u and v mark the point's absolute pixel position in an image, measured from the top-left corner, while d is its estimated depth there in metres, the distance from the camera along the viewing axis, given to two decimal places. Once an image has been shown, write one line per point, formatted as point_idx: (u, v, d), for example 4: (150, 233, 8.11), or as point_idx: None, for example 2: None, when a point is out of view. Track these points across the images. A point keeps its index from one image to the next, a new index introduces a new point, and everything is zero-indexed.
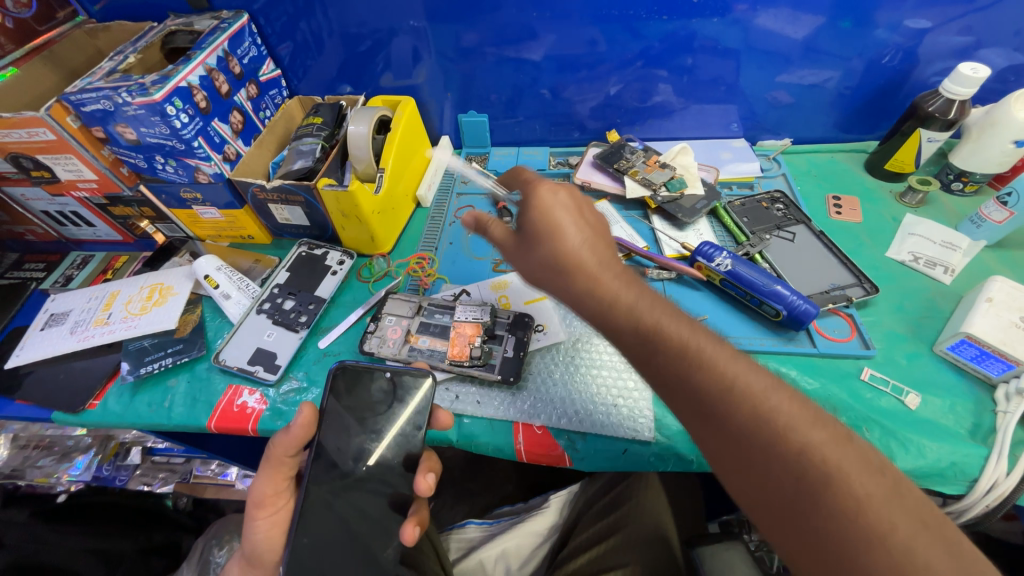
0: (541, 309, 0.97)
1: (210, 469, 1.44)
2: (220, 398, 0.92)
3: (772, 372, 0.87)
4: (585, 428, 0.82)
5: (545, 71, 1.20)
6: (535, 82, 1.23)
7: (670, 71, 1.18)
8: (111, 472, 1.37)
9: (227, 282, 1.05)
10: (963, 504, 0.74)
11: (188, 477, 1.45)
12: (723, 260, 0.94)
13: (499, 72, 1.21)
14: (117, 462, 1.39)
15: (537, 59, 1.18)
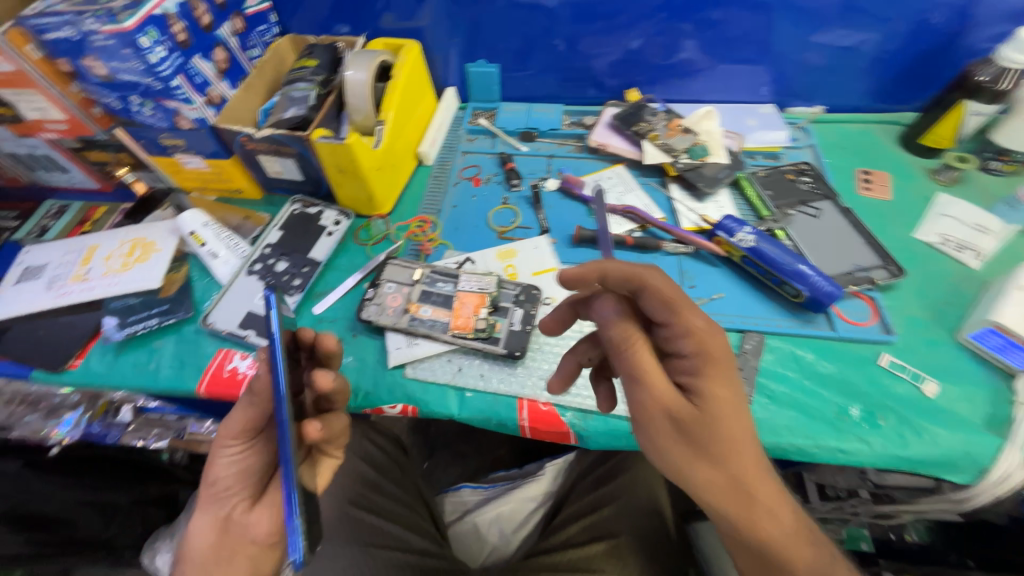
0: (549, 280, 0.92)
1: None
2: (210, 362, 0.87)
3: (789, 355, 0.84)
4: (593, 407, 0.79)
5: (560, 19, 1.09)
6: (548, 31, 1.12)
7: (695, 26, 1.08)
8: None
9: (215, 239, 0.98)
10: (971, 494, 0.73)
11: None
12: (745, 236, 0.89)
13: (511, 17, 1.10)
14: None
15: (551, 6, 1.07)
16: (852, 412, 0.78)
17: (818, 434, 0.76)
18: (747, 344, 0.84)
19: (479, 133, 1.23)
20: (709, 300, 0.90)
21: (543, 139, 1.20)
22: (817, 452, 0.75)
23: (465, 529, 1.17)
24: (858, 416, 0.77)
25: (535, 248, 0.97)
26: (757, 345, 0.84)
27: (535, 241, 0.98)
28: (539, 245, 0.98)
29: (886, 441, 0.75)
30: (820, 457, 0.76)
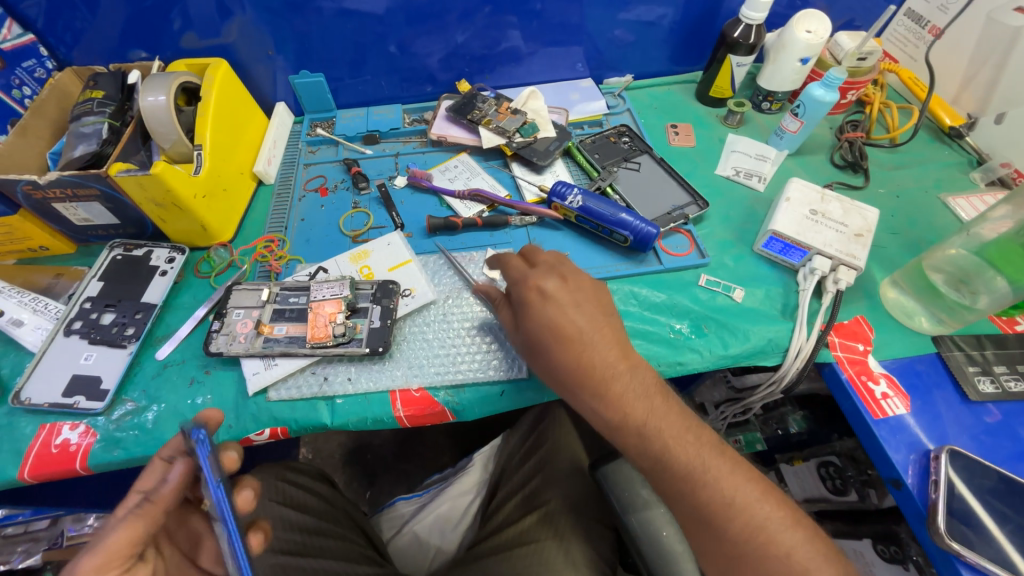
0: (406, 273, 0.93)
1: (85, 526, 1.17)
2: (31, 442, 0.76)
3: (628, 294, 0.94)
4: (463, 381, 0.82)
5: (390, 24, 1.11)
6: (381, 37, 1.13)
7: (520, 17, 1.15)
8: None
9: (16, 305, 0.86)
10: (781, 371, 0.88)
11: (58, 542, 1.16)
12: (574, 198, 0.98)
13: (336, 27, 1.09)
14: None
15: (379, 12, 1.08)
16: (684, 329, 0.90)
17: (658, 354, 0.87)
18: None
19: (321, 144, 1.21)
20: None
21: (387, 139, 1.21)
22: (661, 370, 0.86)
23: (407, 539, 1.31)
24: (688, 331, 0.90)
25: (388, 245, 0.97)
26: None
27: (388, 237, 0.98)
28: (392, 240, 0.98)
29: (711, 345, 0.88)
30: (666, 374, 0.87)
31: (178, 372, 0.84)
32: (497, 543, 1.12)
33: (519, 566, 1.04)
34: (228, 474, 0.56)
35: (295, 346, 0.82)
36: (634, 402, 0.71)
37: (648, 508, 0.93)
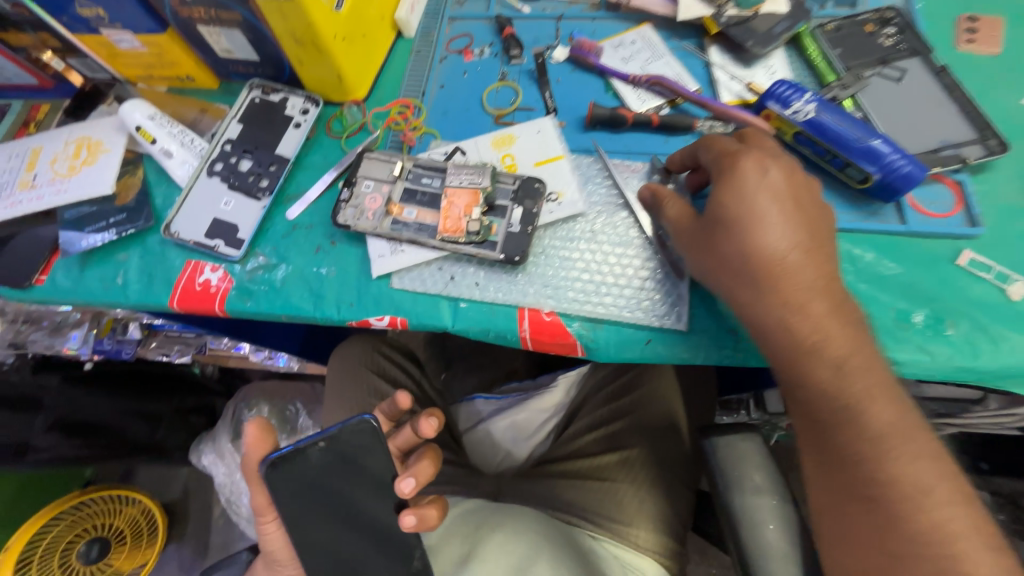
0: (555, 172, 0.76)
1: (224, 344, 1.32)
2: (179, 274, 0.79)
3: (843, 254, 0.70)
4: (603, 316, 0.68)
5: None
6: None
7: None
8: (114, 345, 1.24)
9: (166, 135, 0.85)
10: None
11: (204, 349, 1.34)
12: (804, 107, 0.70)
13: None
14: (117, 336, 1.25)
15: None
16: (916, 319, 0.65)
17: None
18: None
19: None
20: None
21: None
22: None
23: (479, 438, 1.16)
24: (923, 323, 0.65)
25: (537, 133, 0.79)
26: None
27: (538, 123, 0.80)
28: (543, 127, 0.80)
29: (954, 351, 0.63)
30: None
31: (306, 236, 0.80)
32: (566, 471, 1.03)
33: (585, 499, 0.97)
34: (316, 464, 0.69)
35: (428, 235, 0.73)
36: (856, 386, 0.54)
37: (762, 498, 0.74)
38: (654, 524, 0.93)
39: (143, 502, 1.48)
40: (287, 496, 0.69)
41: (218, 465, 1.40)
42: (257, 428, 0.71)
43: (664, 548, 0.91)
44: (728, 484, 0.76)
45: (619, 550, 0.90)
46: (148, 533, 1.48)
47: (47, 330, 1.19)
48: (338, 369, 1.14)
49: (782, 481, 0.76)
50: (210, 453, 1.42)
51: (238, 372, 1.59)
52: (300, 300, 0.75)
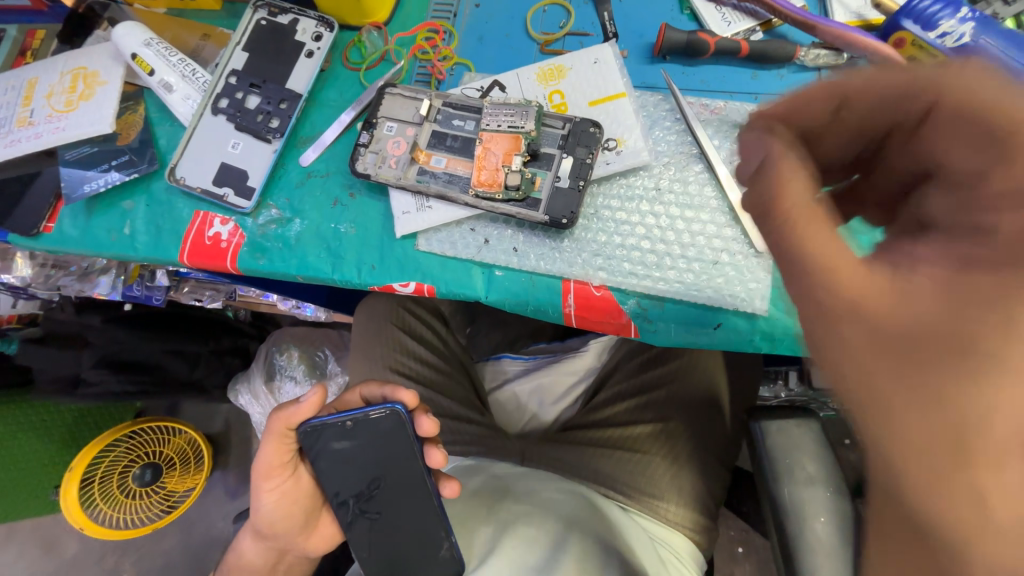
0: (614, 113, 0.62)
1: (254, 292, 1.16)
2: (188, 226, 0.72)
3: None
4: (664, 293, 0.58)
5: None
6: None
7: None
8: (144, 291, 1.08)
9: (165, 65, 0.75)
10: None
11: (234, 296, 1.16)
12: (956, 29, 0.52)
13: None
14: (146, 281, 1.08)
15: None
16: None
17: None
18: None
19: None
20: None
21: None
22: None
23: (501, 400, 1.00)
24: None
25: (594, 64, 0.64)
26: None
27: (595, 50, 0.65)
28: (602, 56, 0.64)
29: None
30: None
31: (322, 187, 0.70)
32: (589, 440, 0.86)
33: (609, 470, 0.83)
34: (348, 441, 0.65)
35: (464, 191, 0.62)
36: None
37: (816, 491, 0.60)
38: (688, 500, 0.81)
39: (189, 434, 1.31)
40: (330, 474, 0.66)
41: (258, 406, 1.26)
42: (315, 394, 0.64)
43: (696, 523, 0.81)
44: (774, 472, 0.62)
45: (645, 522, 0.80)
46: (197, 463, 1.32)
47: (76, 276, 1.04)
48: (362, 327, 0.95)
49: (836, 468, 0.62)
50: (248, 394, 1.27)
51: (270, 317, 1.38)
52: (317, 259, 0.67)
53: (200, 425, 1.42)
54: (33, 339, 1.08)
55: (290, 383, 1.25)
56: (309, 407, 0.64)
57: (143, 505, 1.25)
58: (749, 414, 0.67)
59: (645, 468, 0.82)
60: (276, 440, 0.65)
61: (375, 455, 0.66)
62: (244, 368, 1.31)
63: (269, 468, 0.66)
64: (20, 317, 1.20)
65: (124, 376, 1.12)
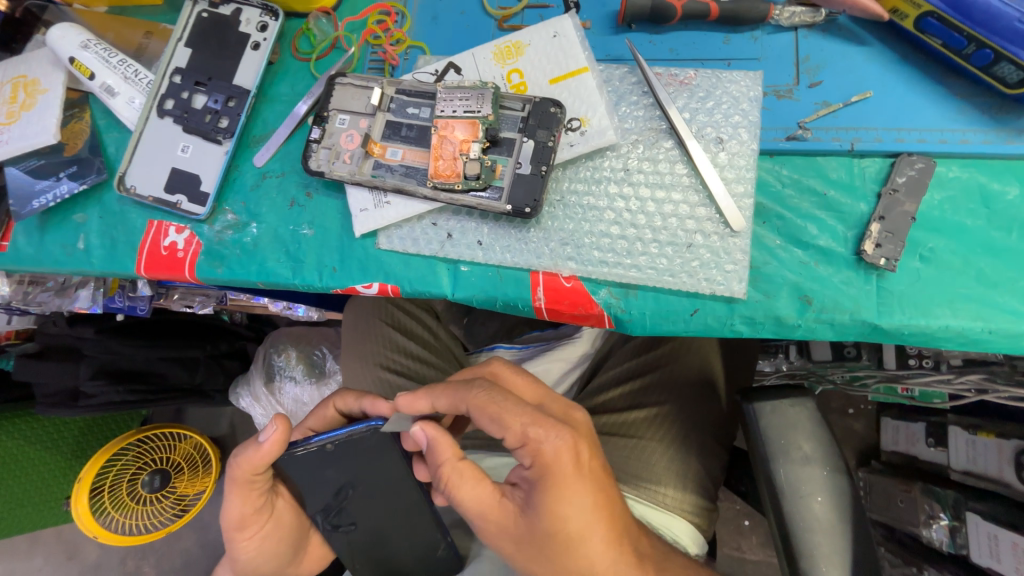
0: (577, 90, 0.58)
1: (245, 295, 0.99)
2: (143, 236, 0.69)
3: (973, 189, 0.51)
4: (636, 281, 0.55)
5: None
6: None
7: None
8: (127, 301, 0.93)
9: (106, 67, 0.70)
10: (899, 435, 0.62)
11: (226, 300, 1.03)
12: None
13: None
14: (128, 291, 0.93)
15: None
16: None
17: (997, 314, 0.49)
18: (898, 180, 0.52)
19: None
20: (841, 107, 0.55)
21: None
22: (989, 340, 0.49)
23: None
24: None
25: (553, 38, 0.60)
26: (919, 178, 0.51)
27: (555, 23, 0.60)
28: (561, 28, 0.59)
29: None
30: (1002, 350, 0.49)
31: (278, 188, 0.67)
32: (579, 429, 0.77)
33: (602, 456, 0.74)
34: (326, 464, 0.59)
35: (423, 184, 0.58)
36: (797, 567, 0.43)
37: (812, 470, 0.57)
38: (689, 484, 0.71)
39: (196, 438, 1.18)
40: (318, 493, 0.61)
41: (260, 409, 1.09)
42: (278, 432, 0.53)
43: (698, 507, 0.71)
44: (769, 452, 0.58)
45: (643, 510, 0.69)
46: (206, 465, 1.20)
47: (54, 291, 0.92)
48: (354, 330, 0.87)
49: (834, 447, 0.59)
50: (248, 397, 1.10)
51: (266, 318, 1.23)
52: (277, 264, 0.65)
53: (204, 430, 1.32)
54: (30, 355, 0.91)
55: (292, 384, 1.10)
56: (273, 449, 0.54)
57: (154, 509, 1.14)
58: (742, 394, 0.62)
59: (639, 453, 0.72)
60: (242, 487, 0.57)
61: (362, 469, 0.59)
62: (244, 371, 1.14)
63: (242, 518, 0.59)
64: (20, 331, 1.03)
65: (127, 387, 0.93)
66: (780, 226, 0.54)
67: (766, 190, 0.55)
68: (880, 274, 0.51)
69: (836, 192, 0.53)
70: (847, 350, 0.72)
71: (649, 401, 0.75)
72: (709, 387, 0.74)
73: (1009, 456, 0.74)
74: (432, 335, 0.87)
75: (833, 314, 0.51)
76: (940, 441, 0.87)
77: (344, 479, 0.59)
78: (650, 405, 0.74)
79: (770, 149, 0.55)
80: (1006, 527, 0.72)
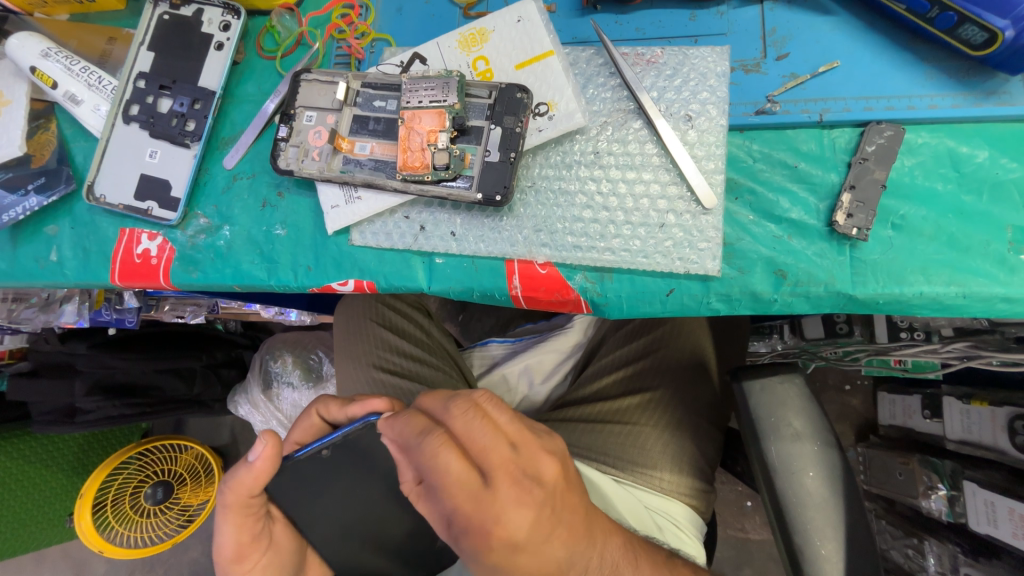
0: (542, 74, 0.57)
1: (235, 302, 1.01)
2: (115, 245, 0.68)
3: (943, 154, 0.51)
4: (610, 264, 0.54)
5: None
6: None
7: None
8: (115, 316, 0.92)
9: (68, 75, 0.69)
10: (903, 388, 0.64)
11: (216, 309, 1.02)
12: None
13: None
14: (116, 305, 0.92)
15: None
16: None
17: (972, 277, 0.48)
18: (868, 147, 0.51)
19: None
20: (808, 78, 0.54)
21: None
22: (963, 304, 0.49)
23: (491, 386, 0.86)
24: None
25: (517, 23, 0.58)
26: (889, 145, 0.51)
27: (518, 7, 0.59)
28: (526, 10, 0.58)
29: None
30: (978, 314, 0.49)
31: (249, 189, 0.66)
32: (575, 420, 0.76)
33: (598, 444, 0.73)
34: (319, 473, 0.58)
35: (400, 181, 0.57)
36: None
37: (803, 446, 0.57)
38: (684, 467, 0.71)
39: (198, 448, 1.18)
40: (306, 502, 0.59)
41: (258, 417, 1.08)
42: (269, 446, 0.52)
43: (693, 488, 0.71)
44: (760, 432, 0.58)
45: (641, 495, 0.69)
46: (210, 474, 1.19)
47: (39, 307, 0.89)
48: (347, 335, 0.85)
49: (825, 423, 0.59)
50: (247, 405, 1.09)
51: (262, 326, 1.23)
52: (252, 266, 0.64)
53: (206, 440, 1.32)
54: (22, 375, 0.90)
55: (289, 390, 1.08)
56: (266, 466, 0.52)
57: (158, 521, 1.13)
58: (732, 375, 0.61)
59: (636, 441, 0.71)
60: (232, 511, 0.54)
61: (353, 471, 0.58)
62: (242, 378, 1.13)
63: (238, 548, 0.55)
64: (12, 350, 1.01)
65: (123, 402, 0.93)
66: (753, 201, 0.54)
67: (736, 166, 0.54)
68: (854, 245, 0.51)
69: (806, 164, 0.53)
70: (839, 326, 0.71)
71: (646, 388, 0.74)
72: (704, 372, 0.74)
73: (1002, 423, 0.74)
74: (423, 333, 0.86)
75: (808, 287, 0.51)
76: (936, 413, 0.87)
77: (336, 483, 0.58)
78: (648, 392, 0.73)
79: (739, 124, 0.54)
80: (1002, 494, 0.72)
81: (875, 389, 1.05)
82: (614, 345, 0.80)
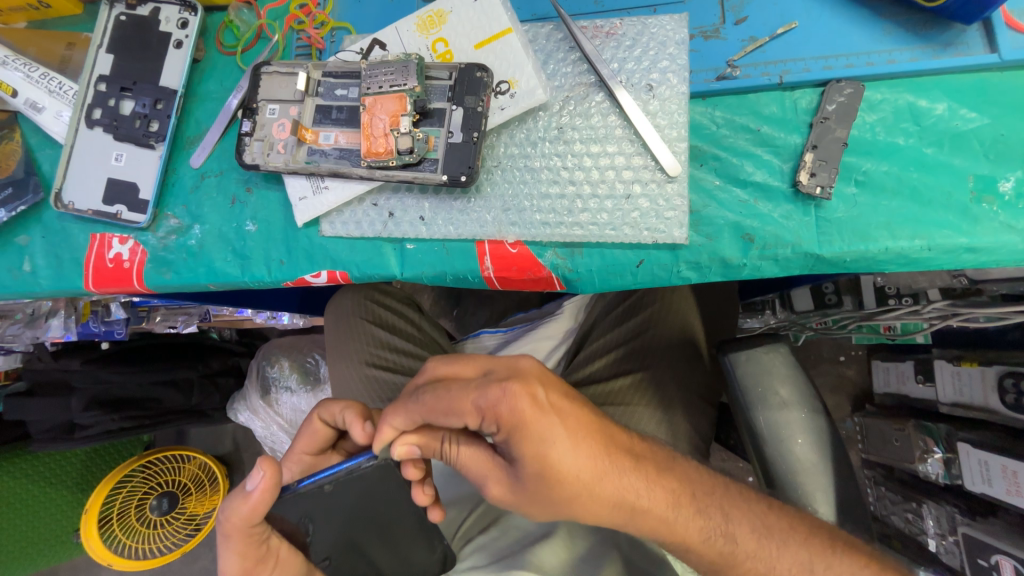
0: (501, 52, 0.57)
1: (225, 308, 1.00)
2: (87, 252, 0.68)
3: (903, 109, 0.51)
4: (581, 239, 0.54)
5: None
6: None
7: None
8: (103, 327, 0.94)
9: (27, 83, 0.69)
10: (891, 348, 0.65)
11: (208, 316, 1.03)
12: None
13: None
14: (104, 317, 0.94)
15: None
16: (1003, 188, 0.48)
17: (933, 228, 0.49)
18: (829, 106, 0.51)
19: None
20: (767, 41, 0.54)
21: None
22: (929, 257, 0.49)
23: None
24: (1011, 194, 0.48)
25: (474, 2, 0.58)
26: (849, 104, 0.51)
27: None
28: None
29: None
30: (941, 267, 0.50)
31: (218, 186, 0.66)
32: None
33: None
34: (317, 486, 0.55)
35: (366, 168, 0.56)
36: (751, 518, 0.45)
37: (790, 414, 0.58)
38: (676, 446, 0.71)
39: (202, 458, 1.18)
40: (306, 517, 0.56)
41: (259, 422, 1.07)
42: (267, 474, 0.48)
43: None
44: (748, 401, 0.59)
45: None
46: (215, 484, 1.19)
47: (23, 323, 0.92)
48: (337, 330, 0.85)
49: (811, 390, 0.60)
50: (246, 411, 1.07)
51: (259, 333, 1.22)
52: (226, 265, 0.64)
53: (206, 448, 1.32)
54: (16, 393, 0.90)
55: (288, 395, 1.07)
56: (264, 497, 0.49)
57: (164, 532, 1.12)
58: (720, 349, 0.61)
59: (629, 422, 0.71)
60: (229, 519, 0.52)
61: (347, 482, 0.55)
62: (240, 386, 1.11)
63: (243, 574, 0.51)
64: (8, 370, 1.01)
65: (122, 415, 0.92)
66: (718, 167, 0.54)
67: (700, 133, 0.54)
68: (819, 205, 0.51)
69: (769, 127, 0.53)
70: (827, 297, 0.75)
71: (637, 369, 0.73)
72: (694, 352, 0.74)
73: (992, 382, 0.75)
74: (414, 328, 0.86)
75: (776, 249, 0.51)
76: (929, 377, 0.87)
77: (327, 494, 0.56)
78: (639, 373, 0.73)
79: (701, 91, 0.54)
80: (996, 452, 0.72)
81: (869, 358, 1.05)
82: (604, 328, 0.79)
